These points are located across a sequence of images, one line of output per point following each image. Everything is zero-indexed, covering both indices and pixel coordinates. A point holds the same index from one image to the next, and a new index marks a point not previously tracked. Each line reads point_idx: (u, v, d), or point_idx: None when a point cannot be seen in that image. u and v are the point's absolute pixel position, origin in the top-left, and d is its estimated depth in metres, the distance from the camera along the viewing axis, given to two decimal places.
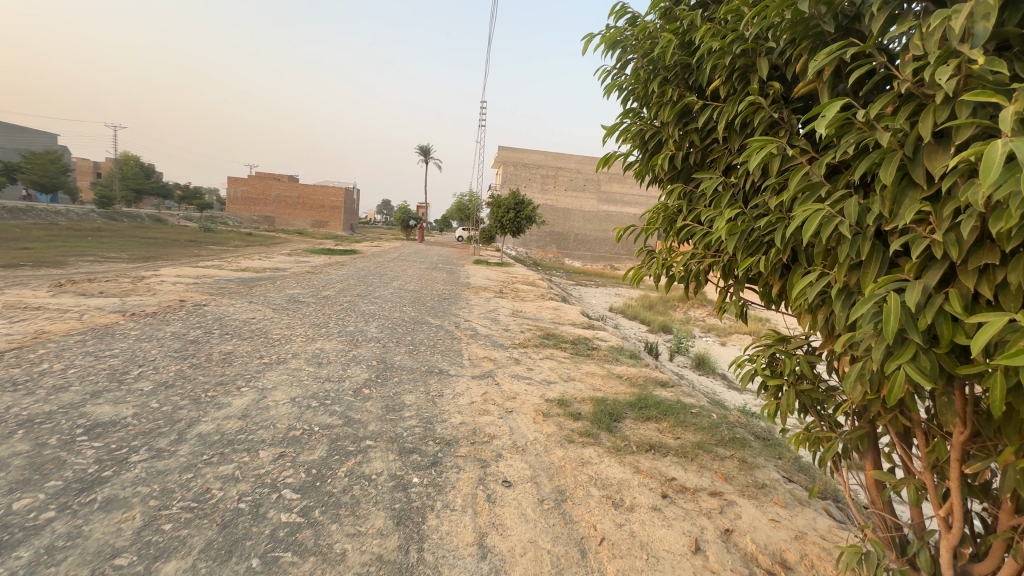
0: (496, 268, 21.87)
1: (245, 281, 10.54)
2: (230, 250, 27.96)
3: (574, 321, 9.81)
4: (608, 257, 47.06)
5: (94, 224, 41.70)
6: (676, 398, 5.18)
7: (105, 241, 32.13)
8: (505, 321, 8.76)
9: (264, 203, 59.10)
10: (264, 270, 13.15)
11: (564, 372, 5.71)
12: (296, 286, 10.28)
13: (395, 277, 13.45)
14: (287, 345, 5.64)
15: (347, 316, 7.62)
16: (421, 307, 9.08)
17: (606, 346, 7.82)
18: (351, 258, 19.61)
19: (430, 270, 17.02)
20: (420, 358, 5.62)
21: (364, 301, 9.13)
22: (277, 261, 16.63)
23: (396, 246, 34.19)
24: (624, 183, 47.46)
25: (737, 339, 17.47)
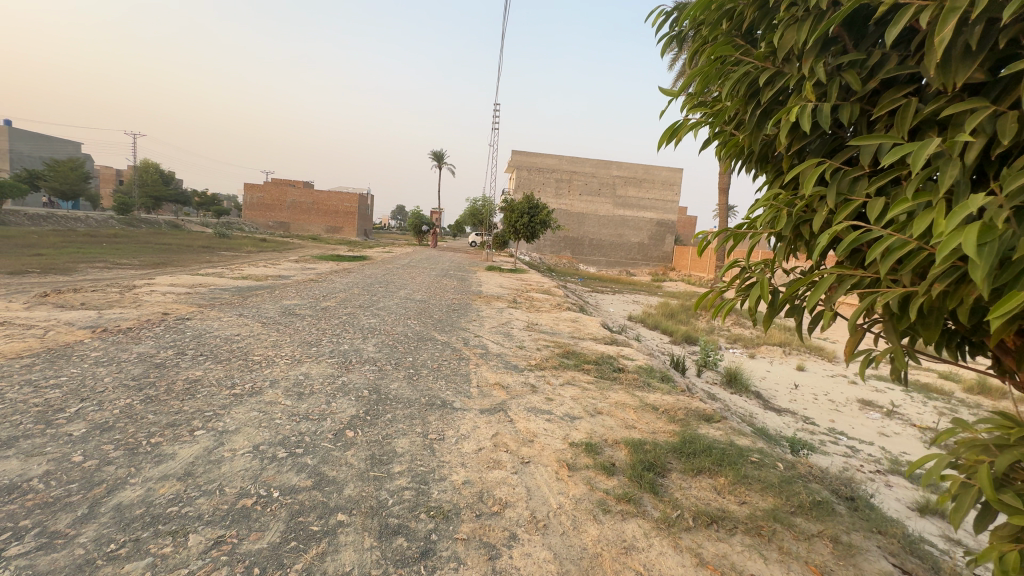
0: (509, 274, 21.05)
1: (242, 291, 9.86)
2: (240, 255, 27.67)
3: (595, 335, 8.93)
4: (624, 263, 46.01)
5: (111, 230, 42.12)
6: (728, 438, 4.27)
7: (118, 247, 32.21)
8: (520, 336, 7.92)
9: (278, 209, 59.33)
10: (266, 278, 12.53)
11: (589, 404, 4.84)
12: (294, 297, 9.57)
13: (403, 286, 12.71)
14: (266, 370, 4.86)
15: (344, 332, 6.84)
16: (428, 320, 8.28)
17: (634, 367, 6.91)
18: (360, 265, 19.03)
19: (440, 277, 16.28)
20: (420, 386, 4.79)
21: (365, 314, 8.35)
22: (282, 268, 16.04)
23: (407, 252, 33.62)
24: (639, 186, 46.35)
25: (767, 352, 16.35)
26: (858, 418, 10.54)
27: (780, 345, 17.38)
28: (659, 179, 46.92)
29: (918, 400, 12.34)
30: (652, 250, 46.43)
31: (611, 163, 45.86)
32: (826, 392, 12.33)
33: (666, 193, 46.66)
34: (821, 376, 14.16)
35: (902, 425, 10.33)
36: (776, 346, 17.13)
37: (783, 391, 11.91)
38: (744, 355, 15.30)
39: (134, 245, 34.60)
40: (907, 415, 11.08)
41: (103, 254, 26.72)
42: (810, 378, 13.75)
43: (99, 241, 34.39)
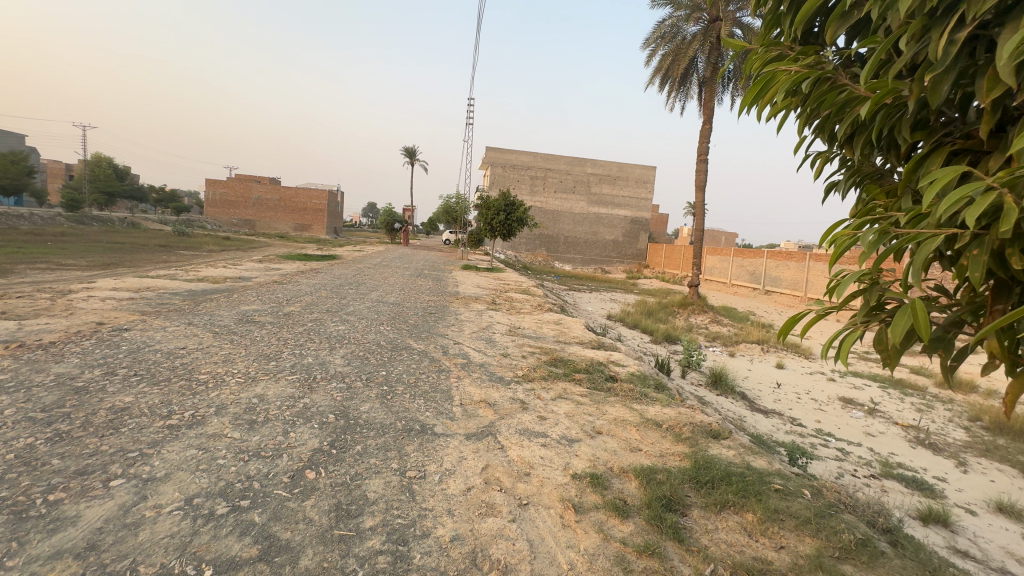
0: (486, 274, 20.48)
1: (195, 296, 8.96)
2: (201, 255, 26.17)
3: (581, 338, 8.47)
4: (599, 260, 46.03)
5: (58, 228, 39.44)
6: (744, 461, 3.83)
7: (66, 246, 30.19)
8: (502, 342, 7.38)
9: (242, 206, 56.94)
10: (225, 280, 11.58)
11: (587, 423, 4.33)
12: (255, 301, 8.74)
13: (375, 287, 11.97)
14: (212, 393, 4.14)
15: (308, 342, 6.14)
16: (403, 326, 7.63)
17: (626, 374, 6.45)
18: (328, 264, 18.11)
19: (414, 277, 15.55)
20: (395, 408, 4.19)
21: (333, 320, 7.63)
22: (244, 269, 15.01)
23: (379, 251, 32.62)
24: (613, 184, 46.38)
25: (746, 350, 16.31)
26: (842, 417, 10.44)
27: (758, 343, 17.39)
28: (633, 176, 47.06)
29: (895, 397, 12.42)
30: (627, 248, 46.59)
31: (586, 161, 45.76)
32: (808, 391, 12.26)
33: (639, 190, 46.83)
34: (800, 373, 14.15)
35: (885, 423, 10.29)
36: (754, 344, 17.13)
37: (767, 390, 11.77)
38: (724, 354, 15.18)
39: (84, 243, 32.41)
40: (888, 412, 11.07)
41: (48, 255, 24.80)
42: (790, 376, 13.69)
43: (45, 240, 32.07)
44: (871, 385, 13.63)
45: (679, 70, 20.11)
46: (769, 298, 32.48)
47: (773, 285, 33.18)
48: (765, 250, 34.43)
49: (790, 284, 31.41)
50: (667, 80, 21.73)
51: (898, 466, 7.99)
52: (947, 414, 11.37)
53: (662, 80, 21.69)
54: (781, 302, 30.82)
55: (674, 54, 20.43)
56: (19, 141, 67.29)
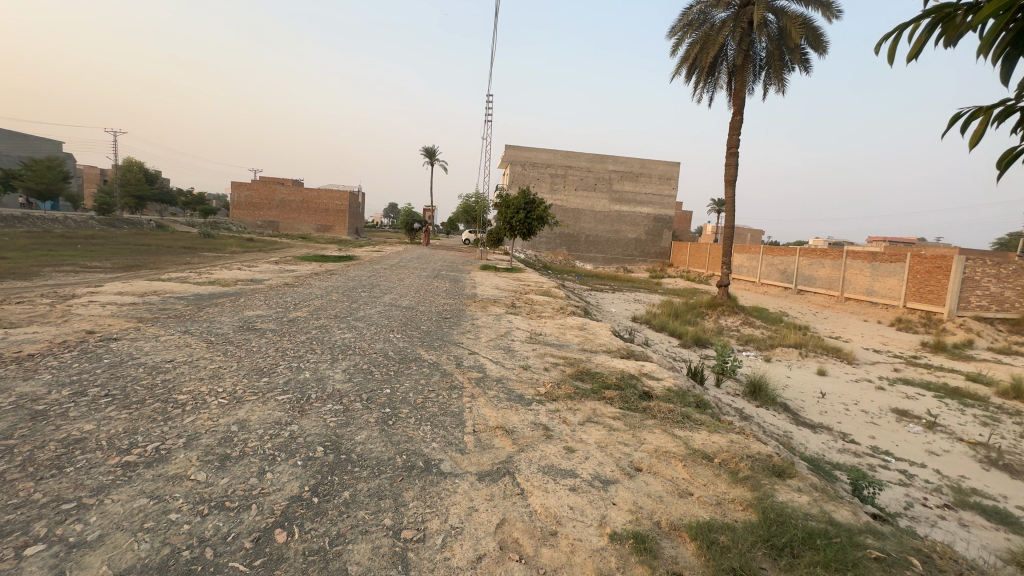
0: (505, 274, 19.84)
1: (199, 300, 8.54)
2: (223, 256, 26.32)
3: (608, 346, 7.74)
4: (621, 260, 45.00)
5: (89, 231, 40.36)
6: (823, 511, 3.07)
7: (95, 249, 30.75)
8: (522, 352, 6.70)
9: (266, 208, 57.73)
10: (236, 283, 11.21)
11: (623, 457, 3.63)
12: (261, 306, 8.25)
13: (389, 290, 11.44)
14: (187, 419, 3.58)
15: (309, 353, 5.59)
16: (415, 334, 7.04)
17: (661, 390, 5.72)
18: (344, 265, 17.80)
19: (430, 278, 15.02)
20: (396, 438, 3.56)
21: (340, 327, 7.08)
22: (258, 271, 14.68)
23: (398, 251, 32.33)
24: (636, 181, 45.18)
25: (783, 355, 15.26)
26: (898, 432, 9.45)
27: (796, 347, 16.28)
28: (656, 173, 45.77)
29: (955, 408, 11.29)
30: (649, 247, 45.37)
31: (607, 158, 44.68)
32: (857, 402, 11.24)
33: (663, 187, 45.47)
34: (844, 381, 13.08)
35: (948, 439, 9.24)
36: (791, 348, 16.05)
37: (810, 400, 10.82)
38: (760, 359, 14.18)
39: (113, 246, 32.99)
40: (949, 426, 10.00)
41: (76, 257, 25.21)
42: (834, 384, 12.65)
43: (77, 243, 32.79)
44: (926, 395, 12.48)
45: (708, 59, 19.02)
46: (802, 297, 30.97)
47: (807, 284, 31.64)
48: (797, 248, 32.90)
49: (825, 283, 29.88)
50: (694, 70, 20.63)
51: (973, 493, 7.01)
52: (1017, 428, 10.22)
53: (689, 70, 20.60)
54: (816, 302, 29.31)
55: (703, 42, 19.35)
56: (56, 147, 69.67)
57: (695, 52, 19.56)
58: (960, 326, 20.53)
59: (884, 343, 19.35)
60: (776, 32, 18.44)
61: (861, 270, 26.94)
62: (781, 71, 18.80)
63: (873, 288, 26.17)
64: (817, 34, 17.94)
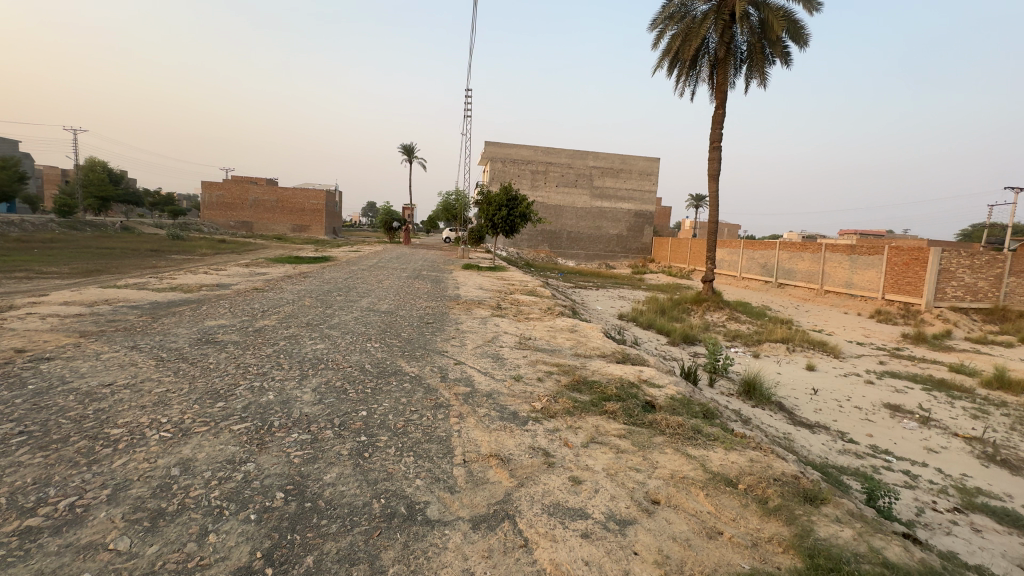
0: (488, 274, 19.28)
1: (155, 310, 7.77)
2: (190, 259, 25.05)
3: (602, 350, 7.28)
4: (603, 256, 44.94)
5: (47, 235, 38.17)
6: (874, 550, 2.64)
7: (52, 253, 29.06)
8: (512, 360, 6.19)
9: (239, 208, 55.92)
10: (199, 289, 10.41)
11: (637, 488, 3.16)
12: (224, 315, 7.55)
13: (366, 293, 10.80)
14: (119, 462, 2.97)
15: (274, 369, 4.98)
16: (395, 342, 6.47)
17: (664, 399, 5.28)
18: (319, 267, 16.96)
19: (411, 279, 14.39)
20: (373, 476, 3.02)
21: (311, 337, 6.45)
22: (226, 274, 13.82)
23: (377, 251, 31.40)
24: (617, 177, 45.08)
25: (771, 350, 15.10)
26: (894, 428, 9.28)
27: (783, 342, 16.17)
28: (636, 169, 45.69)
29: (944, 402, 11.21)
30: (630, 243, 45.35)
31: (588, 154, 44.40)
32: (849, 397, 11.07)
33: (643, 182, 45.44)
34: (833, 376, 12.95)
35: (944, 434, 9.10)
36: (778, 343, 15.92)
37: (804, 398, 10.60)
38: (749, 355, 13.98)
39: (73, 250, 31.18)
40: (942, 420, 9.89)
41: (30, 263, 23.68)
42: (824, 379, 12.49)
43: (32, 248, 30.87)
44: (914, 388, 12.43)
45: (691, 51, 18.74)
46: (783, 290, 31.22)
47: (787, 277, 31.94)
48: (777, 241, 33.18)
49: (805, 276, 30.15)
50: (676, 63, 20.35)
51: (979, 493, 6.78)
52: (1007, 421, 10.16)
53: (671, 63, 20.30)
54: (796, 295, 29.53)
55: (685, 35, 19.06)
56: (12, 147, 66.01)
57: (677, 45, 19.25)
58: (938, 317, 20.83)
59: (866, 335, 19.47)
60: (757, 24, 18.30)
61: (840, 263, 27.22)
62: (762, 64, 18.67)
63: (852, 281, 26.46)
64: (797, 27, 17.88)
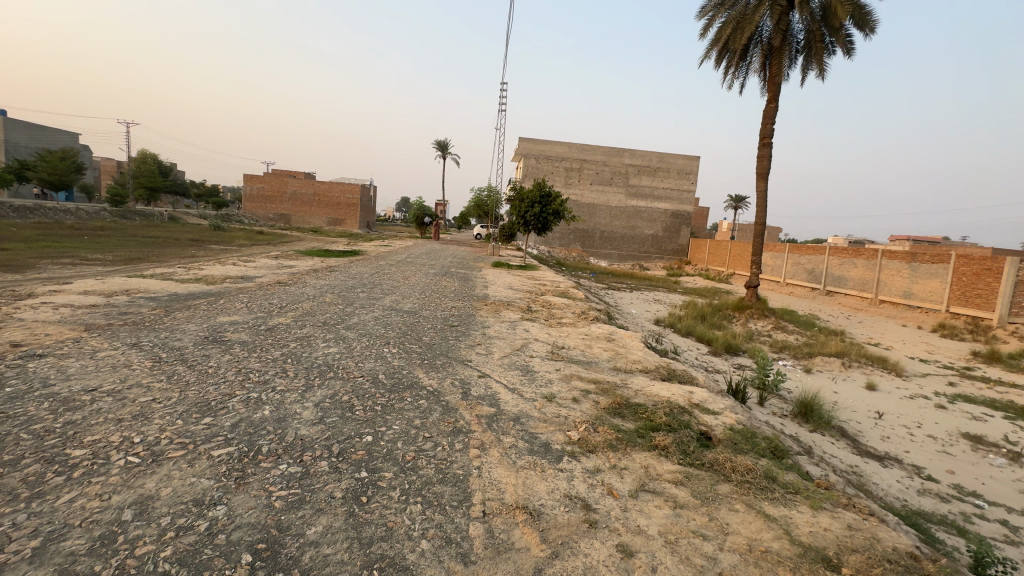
0: (518, 272, 18.61)
1: (171, 303, 7.43)
2: (227, 250, 25.46)
3: (644, 364, 6.50)
4: (637, 257, 43.59)
5: (99, 223, 39.79)
6: None
7: (100, 240, 30.11)
8: (542, 373, 5.48)
9: (277, 201, 57.25)
10: (223, 281, 10.15)
11: (706, 565, 2.42)
12: (239, 310, 7.15)
13: (391, 290, 10.31)
14: (66, 497, 2.44)
15: (278, 377, 4.44)
16: (415, 349, 5.87)
17: (723, 431, 4.47)
18: (347, 261, 16.72)
19: (438, 276, 13.87)
20: (367, 533, 2.39)
21: (324, 339, 5.93)
22: (254, 266, 13.65)
23: (408, 246, 31.22)
24: (654, 175, 43.56)
25: (824, 365, 13.84)
26: (979, 465, 8.09)
27: (837, 356, 14.84)
28: (674, 167, 44.03)
29: None
30: (666, 244, 43.78)
31: (624, 151, 43.06)
32: (919, 424, 9.85)
33: (682, 182, 43.73)
34: (897, 398, 11.67)
35: None
36: (831, 357, 14.61)
37: (868, 423, 9.47)
38: (800, 370, 12.80)
39: (120, 238, 32.30)
40: None
41: (79, 250, 24.56)
42: (888, 401, 11.23)
43: (83, 234, 32.14)
44: (994, 416, 11.02)
45: (743, 41, 17.50)
46: (831, 299, 29.26)
47: (836, 285, 29.94)
48: (827, 246, 31.17)
49: (857, 284, 28.11)
50: (726, 53, 19.09)
51: None
52: None
53: (720, 54, 19.08)
54: (846, 304, 27.55)
55: (736, 23, 17.83)
56: (73, 139, 69.66)
57: (727, 34, 18.01)
58: (1013, 334, 18.82)
59: (929, 352, 17.78)
60: (818, 11, 16.90)
61: (898, 271, 25.18)
62: (822, 54, 17.25)
63: (911, 291, 24.41)
64: (864, 13, 16.37)
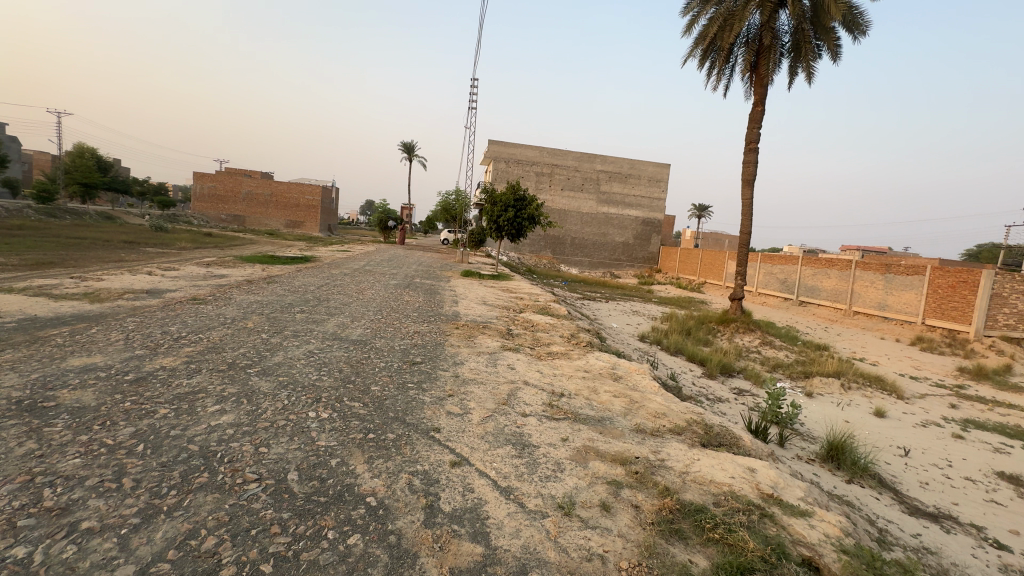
0: (491, 283, 16.89)
1: (9, 335, 5.22)
2: (161, 253, 22.59)
3: (670, 420, 4.87)
4: (608, 264, 42.81)
5: (18, 221, 35.31)
6: None
7: (15, 240, 26.48)
8: (544, 449, 3.72)
9: (231, 201, 53.56)
10: (117, 297, 7.89)
11: None
12: (108, 347, 5.03)
13: (340, 309, 8.36)
14: None
15: (97, 497, 2.51)
16: (359, 411, 4.00)
17: (836, 559, 2.84)
18: (295, 269, 14.57)
19: (401, 289, 11.98)
20: None
21: (218, 397, 3.98)
22: (177, 275, 11.32)
23: (372, 252, 29.03)
24: (625, 182, 42.85)
25: (823, 388, 12.73)
26: None
27: (834, 376, 13.73)
28: (645, 174, 43.42)
29: None
30: (637, 251, 43.14)
31: (596, 157, 42.14)
32: (950, 462, 8.67)
33: (653, 189, 43.21)
34: (910, 426, 10.56)
35: None
36: (829, 378, 13.49)
37: (898, 464, 8.20)
38: (803, 395, 11.61)
39: (41, 238, 28.56)
40: None
41: None
42: (905, 431, 10.08)
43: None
44: (1014, 446, 10.03)
45: (730, 39, 16.47)
46: (805, 309, 28.92)
47: (809, 295, 29.67)
48: (799, 256, 30.92)
49: (830, 295, 27.80)
50: (711, 53, 18.15)
51: None
52: None
53: (705, 53, 18.11)
54: (820, 315, 27.18)
55: (723, 20, 16.84)
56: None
57: (714, 31, 16.96)
58: (992, 348, 18.44)
59: (916, 367, 17.12)
60: (808, 11, 16.10)
61: (873, 283, 24.86)
62: (810, 55, 16.46)
63: (886, 302, 24.09)
64: (855, 15, 15.69)
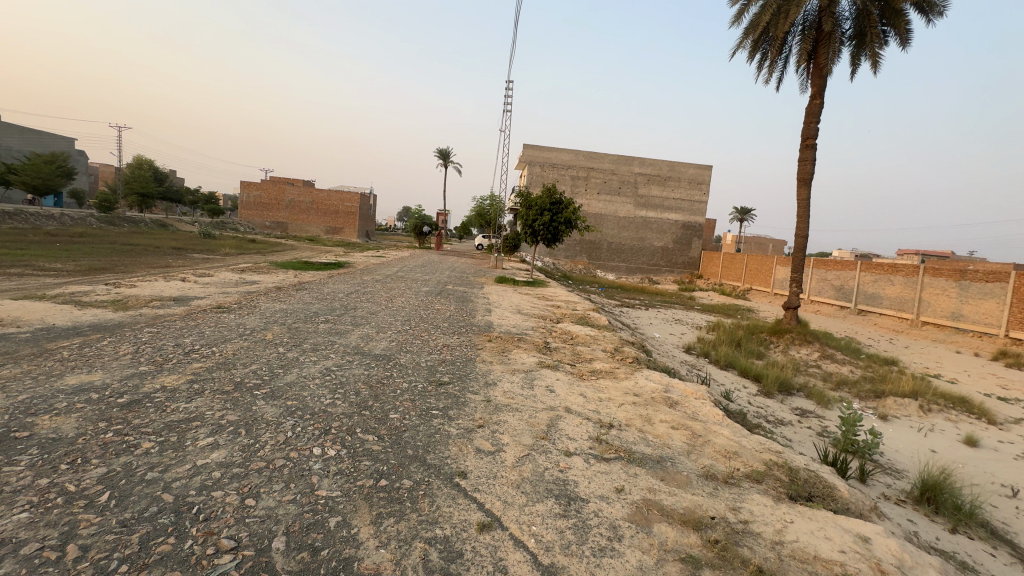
0: (526, 290, 16.22)
1: (15, 346, 4.92)
2: (207, 259, 23.26)
3: (745, 463, 3.99)
4: (647, 270, 41.33)
5: (80, 228, 37.48)
6: None
7: (75, 247, 27.96)
8: (595, 506, 2.98)
9: (274, 209, 55.33)
10: (142, 305, 7.68)
11: None
12: (112, 362, 4.64)
13: (366, 319, 7.87)
14: None
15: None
16: (372, 448, 3.37)
17: None
18: (328, 276, 14.35)
19: (432, 296, 11.47)
20: None
21: (213, 427, 3.43)
22: (210, 282, 11.24)
23: (407, 257, 28.97)
24: (664, 185, 41.38)
25: (898, 409, 11.32)
26: None
27: (911, 397, 12.21)
28: (685, 177, 41.80)
29: None
30: (677, 257, 41.44)
31: (633, 159, 40.91)
32: None
33: (694, 192, 41.50)
34: (1012, 457, 9.09)
35: None
36: (905, 398, 12.00)
37: (1007, 508, 6.91)
38: (877, 419, 10.29)
39: (98, 245, 30.06)
40: None
41: (42, 258, 22.25)
42: (1007, 465, 8.64)
43: (59, 241, 29.80)
44: None
45: (786, 26, 15.24)
46: (865, 319, 26.71)
47: (869, 304, 27.41)
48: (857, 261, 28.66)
49: (894, 304, 25.52)
50: (762, 44, 16.99)
51: None
52: None
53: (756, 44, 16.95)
54: (883, 325, 24.98)
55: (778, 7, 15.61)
56: (69, 145, 68.01)
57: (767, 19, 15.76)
58: None
59: (1003, 386, 15.19)
60: None
61: (944, 290, 22.60)
62: (878, 41, 14.98)
63: (961, 312, 21.80)
64: None
